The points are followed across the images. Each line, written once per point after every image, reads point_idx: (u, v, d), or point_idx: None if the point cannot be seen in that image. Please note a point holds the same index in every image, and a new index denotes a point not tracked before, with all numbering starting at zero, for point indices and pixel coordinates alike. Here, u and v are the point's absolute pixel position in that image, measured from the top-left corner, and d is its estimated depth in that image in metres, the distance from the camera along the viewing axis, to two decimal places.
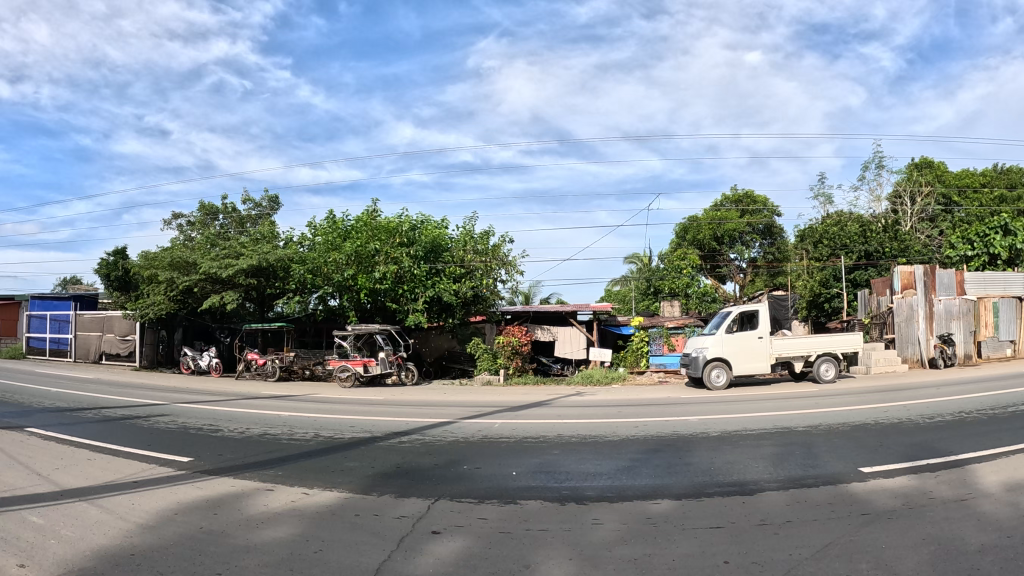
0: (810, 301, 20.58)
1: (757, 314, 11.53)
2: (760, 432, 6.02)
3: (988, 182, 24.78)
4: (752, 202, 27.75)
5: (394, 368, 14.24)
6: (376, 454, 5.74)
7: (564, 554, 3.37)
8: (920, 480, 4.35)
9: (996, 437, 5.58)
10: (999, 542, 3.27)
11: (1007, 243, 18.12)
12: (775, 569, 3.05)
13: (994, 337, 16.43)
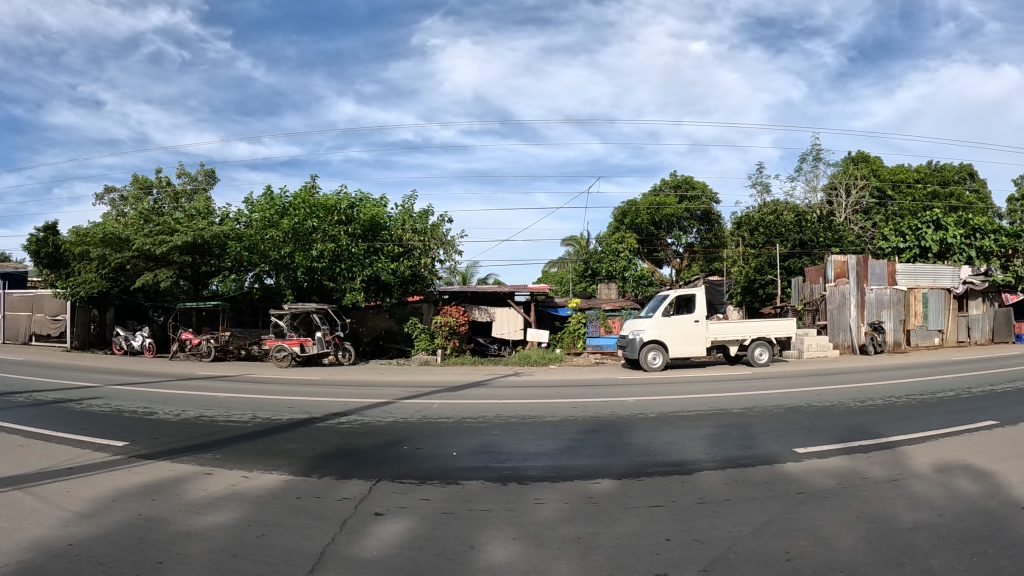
0: (745, 286, 20.99)
1: (694, 298, 11.75)
2: (697, 413, 6.14)
3: (923, 178, 25.55)
4: (690, 187, 28.09)
5: (331, 348, 14.08)
6: (316, 435, 5.68)
7: (508, 533, 3.39)
8: (854, 461, 4.49)
9: (924, 420, 5.80)
10: (933, 521, 3.40)
11: (937, 237, 18.78)
12: (715, 546, 3.12)
13: (922, 327, 17.05)
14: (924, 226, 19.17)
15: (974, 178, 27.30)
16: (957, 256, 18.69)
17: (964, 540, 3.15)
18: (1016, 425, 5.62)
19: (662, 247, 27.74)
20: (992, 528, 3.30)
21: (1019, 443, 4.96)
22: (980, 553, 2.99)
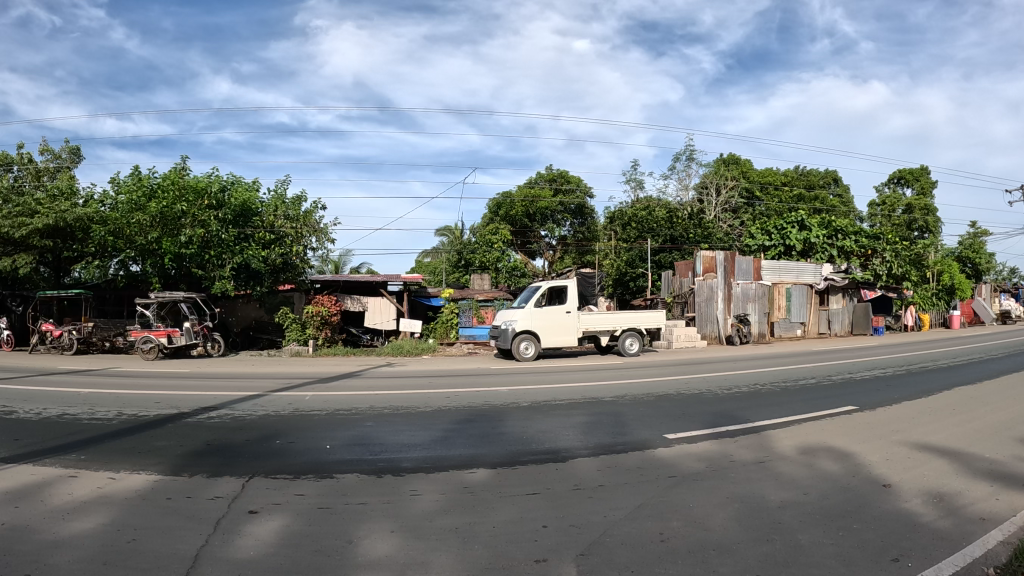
0: (617, 278, 21.78)
1: (565, 290, 11.98)
2: (570, 401, 6.29)
3: (789, 182, 27.17)
4: (565, 180, 28.61)
5: (200, 339, 13.52)
6: (186, 431, 5.45)
7: (387, 526, 3.37)
8: (722, 445, 4.73)
9: (786, 406, 6.17)
10: (799, 499, 3.62)
11: (801, 236, 19.95)
12: (591, 531, 3.21)
13: (785, 319, 18.14)
14: (790, 226, 20.27)
15: (838, 183, 29.34)
16: (819, 254, 19.94)
17: (829, 516, 3.38)
18: (868, 410, 6.07)
19: (535, 239, 28.46)
20: (851, 503, 3.56)
21: (871, 426, 5.36)
22: (844, 527, 3.21)
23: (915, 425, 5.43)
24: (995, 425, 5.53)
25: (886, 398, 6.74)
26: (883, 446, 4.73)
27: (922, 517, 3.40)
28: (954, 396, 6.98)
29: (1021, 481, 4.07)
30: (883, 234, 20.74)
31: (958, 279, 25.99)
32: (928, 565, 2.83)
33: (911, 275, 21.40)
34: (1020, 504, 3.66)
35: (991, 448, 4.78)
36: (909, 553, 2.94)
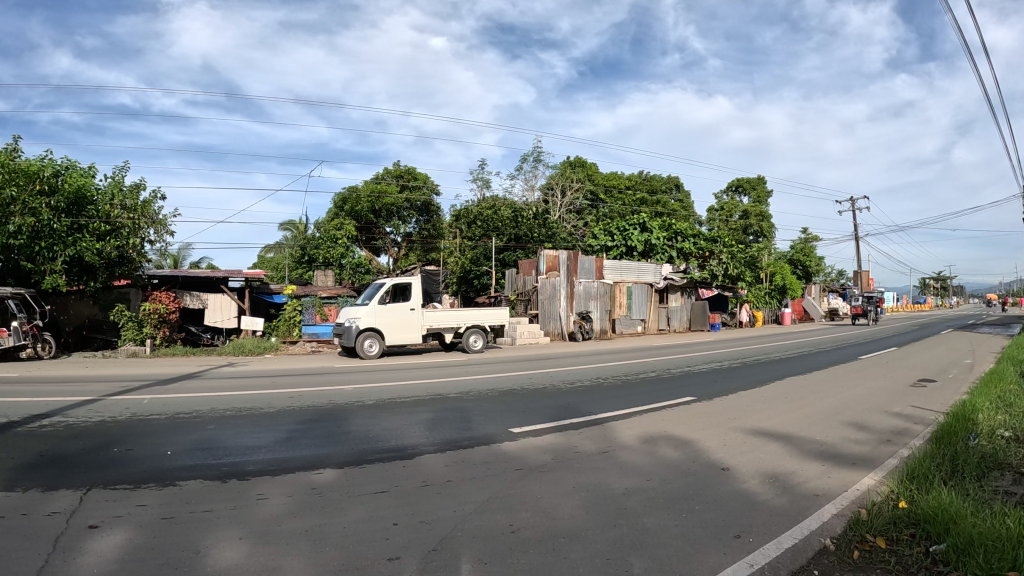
0: (460, 276, 22.01)
1: (409, 287, 12.02)
2: (414, 399, 6.32)
3: (631, 185, 28.83)
4: (412, 177, 28.39)
5: (30, 340, 12.62)
6: (14, 442, 5.06)
7: (235, 533, 3.27)
8: (566, 437, 4.89)
9: (629, 398, 6.47)
10: (644, 485, 3.81)
11: (643, 237, 21.02)
12: (441, 526, 3.25)
13: (627, 316, 19.05)
14: (632, 228, 21.24)
15: (679, 189, 31.12)
16: (659, 255, 21.10)
17: (672, 499, 3.58)
18: (705, 400, 6.48)
19: (380, 236, 28.11)
20: (693, 487, 3.79)
21: (708, 415, 5.71)
22: (687, 509, 3.42)
23: (749, 413, 5.83)
24: (822, 411, 6.03)
25: (722, 389, 7.20)
26: (720, 433, 5.05)
27: (759, 496, 3.67)
28: (782, 386, 7.57)
29: (845, 460, 4.48)
30: (721, 238, 22.63)
31: (789, 280, 28.33)
32: (767, 539, 3.08)
33: (745, 275, 23.01)
34: (844, 480, 4.03)
35: (816, 431, 5.22)
36: (749, 530, 3.18)
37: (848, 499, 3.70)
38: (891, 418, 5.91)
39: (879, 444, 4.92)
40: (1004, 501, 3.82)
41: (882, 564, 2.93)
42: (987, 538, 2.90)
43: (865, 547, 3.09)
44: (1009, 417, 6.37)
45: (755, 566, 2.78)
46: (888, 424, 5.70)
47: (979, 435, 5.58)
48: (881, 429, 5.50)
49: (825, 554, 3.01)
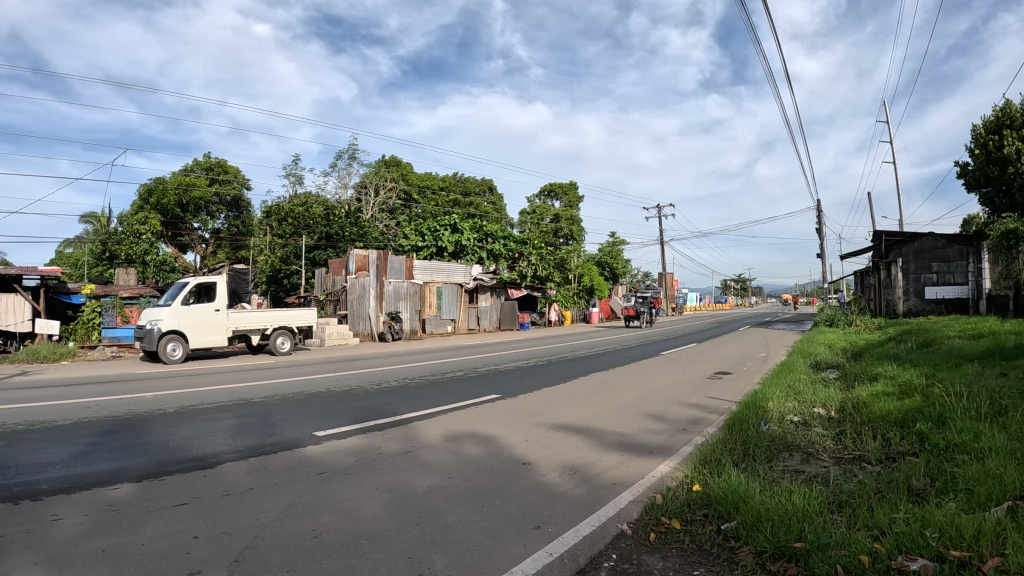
0: (270, 276, 21.63)
1: (214, 287, 11.70)
2: (217, 405, 6.18)
3: (445, 186, 30.80)
4: (223, 171, 27.42)
5: None
6: None
7: (27, 559, 3.03)
8: (370, 438, 5.00)
9: (439, 397, 6.70)
10: (447, 483, 3.97)
11: (454, 239, 21.51)
12: (243, 536, 3.24)
13: (436, 316, 19.40)
14: (443, 229, 21.71)
15: (492, 192, 35.01)
16: (469, 255, 21.79)
17: (474, 495, 3.76)
18: (511, 397, 6.85)
19: (187, 231, 26.95)
20: (494, 482, 3.99)
21: (515, 411, 6.03)
22: (488, 504, 3.61)
23: (553, 408, 6.22)
24: (622, 404, 6.54)
25: (527, 385, 7.62)
26: (525, 428, 5.35)
27: (558, 487, 3.94)
28: (587, 381, 8.10)
29: (642, 449, 4.88)
30: (529, 240, 23.81)
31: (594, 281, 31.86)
32: (565, 529, 3.33)
33: (554, 277, 24.57)
34: (640, 468, 4.41)
35: (615, 423, 5.65)
36: (546, 519, 3.43)
37: (642, 486, 4.05)
38: (687, 409, 6.48)
39: (674, 433, 5.40)
40: (793, 478, 4.37)
41: (676, 543, 3.24)
42: (773, 514, 3.32)
43: (661, 529, 3.40)
44: (796, 403, 7.14)
45: (555, 553, 3.01)
46: (684, 414, 6.26)
47: (769, 420, 6.24)
48: (679, 419, 6.03)
49: (622, 538, 3.31)
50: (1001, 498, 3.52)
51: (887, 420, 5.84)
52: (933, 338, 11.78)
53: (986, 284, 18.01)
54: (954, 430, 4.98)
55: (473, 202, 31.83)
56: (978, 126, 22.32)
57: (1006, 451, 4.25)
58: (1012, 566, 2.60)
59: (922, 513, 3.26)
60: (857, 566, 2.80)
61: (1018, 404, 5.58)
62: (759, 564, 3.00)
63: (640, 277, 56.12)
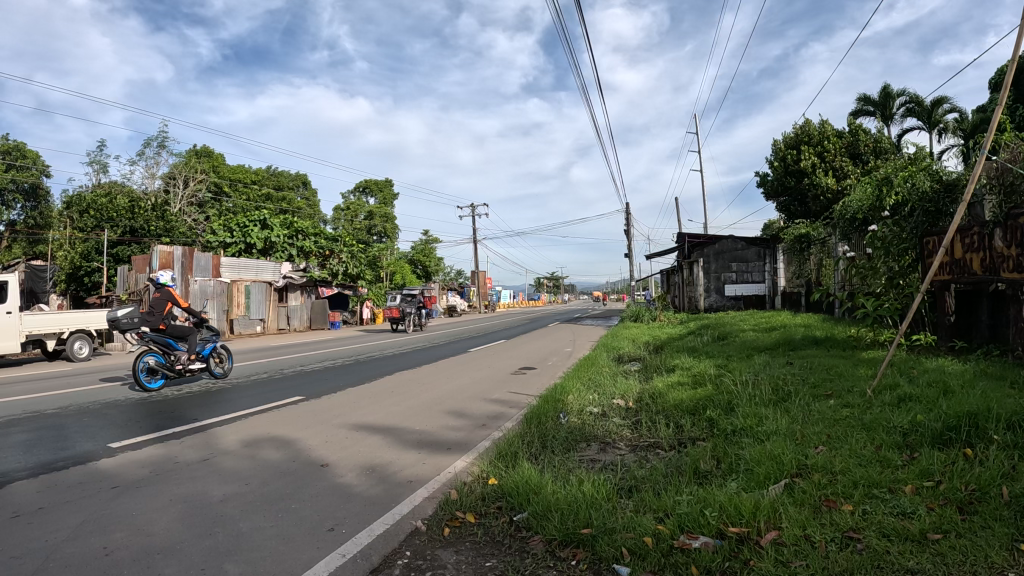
0: (69, 274, 20.80)
1: (7, 286, 10.90)
2: (6, 419, 5.89)
3: (259, 180, 30.64)
4: (22, 155, 24.52)
5: None
6: None
7: None
8: (167, 448, 5.06)
9: (239, 402, 6.89)
10: (242, 490, 4.15)
11: (263, 235, 21.63)
12: (34, 558, 3.14)
13: (245, 316, 18.96)
14: (251, 225, 21.66)
15: (305, 186, 35.23)
16: (279, 252, 21.93)
17: (269, 500, 3.97)
18: (313, 399, 7.15)
19: None
20: (290, 486, 4.24)
21: (316, 414, 6.36)
22: (284, 508, 3.83)
23: (353, 410, 6.60)
24: (421, 403, 7.08)
25: (328, 387, 7.95)
26: (325, 431, 5.69)
27: (354, 488, 4.25)
28: (392, 381, 8.54)
29: (440, 446, 5.34)
30: (341, 238, 24.20)
31: (409, 279, 34.39)
32: (358, 529, 3.59)
33: (364, 275, 25.19)
34: (437, 465, 4.81)
35: (413, 422, 6.13)
36: (340, 521, 3.70)
37: (437, 482, 4.41)
38: (490, 406, 7.08)
39: (472, 430, 5.95)
40: (587, 467, 4.81)
41: (470, 536, 3.53)
42: (562, 504, 3.70)
43: (456, 523, 3.70)
44: (596, 395, 7.76)
45: (347, 554, 3.24)
46: (484, 411, 6.83)
47: (570, 412, 6.80)
48: (478, 416, 6.61)
49: (417, 534, 3.58)
50: (778, 475, 4.00)
51: (679, 409, 6.50)
52: (727, 331, 13.08)
53: (780, 282, 20.02)
54: (740, 415, 5.66)
55: (285, 197, 31.76)
56: (780, 140, 24.51)
57: (785, 433, 4.88)
58: (784, 538, 3.13)
59: (703, 493, 3.73)
60: (641, 546, 3.19)
61: (797, 392, 6.38)
62: (550, 550, 3.34)
63: (453, 277, 57.59)
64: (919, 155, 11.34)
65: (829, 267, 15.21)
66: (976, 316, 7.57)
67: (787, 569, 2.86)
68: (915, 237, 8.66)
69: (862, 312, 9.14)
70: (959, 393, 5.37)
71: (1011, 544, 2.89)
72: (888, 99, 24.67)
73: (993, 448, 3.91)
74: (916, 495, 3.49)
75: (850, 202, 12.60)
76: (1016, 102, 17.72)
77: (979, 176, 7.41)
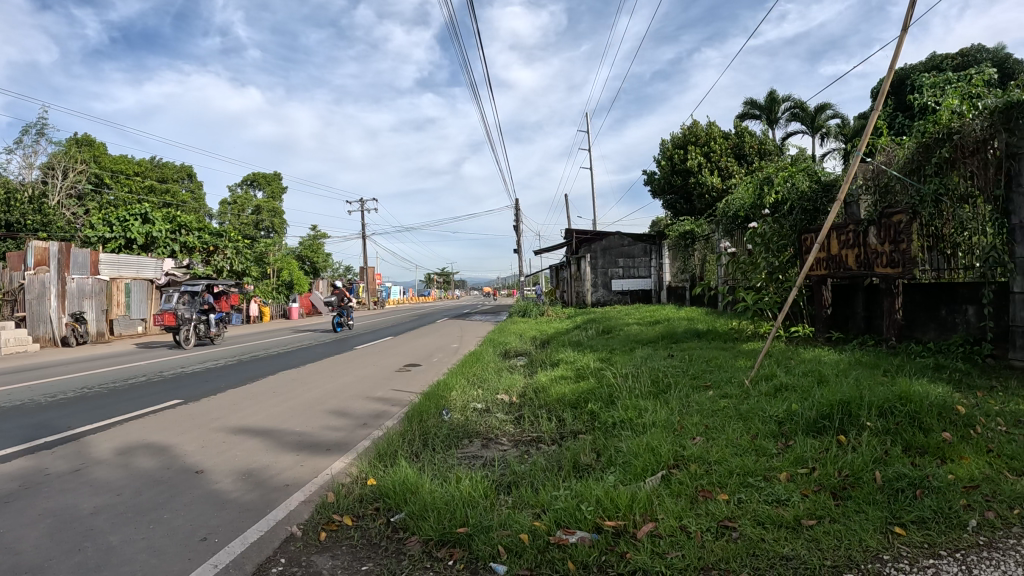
0: None
1: None
2: None
3: (142, 172, 29.26)
4: None
5: None
6: None
7: None
8: (37, 459, 4.86)
9: (114, 408, 6.65)
10: (113, 500, 4.07)
11: (144, 230, 20.05)
12: None
13: (126, 316, 18.28)
14: (132, 218, 20.16)
15: (191, 178, 33.66)
16: (161, 249, 20.66)
17: (140, 511, 3.91)
18: (193, 402, 7.01)
19: None
20: (162, 495, 4.19)
21: (194, 416, 6.26)
22: (155, 519, 3.79)
23: (233, 411, 6.55)
24: (304, 403, 7.09)
25: (210, 388, 7.77)
26: (203, 434, 5.63)
27: (230, 494, 4.25)
28: (275, 381, 8.47)
29: (320, 447, 5.40)
30: (226, 233, 23.43)
31: (296, 276, 33.05)
32: (231, 538, 3.61)
33: (250, 271, 24.63)
34: (316, 466, 4.87)
35: (294, 422, 6.17)
36: (216, 530, 3.70)
37: (313, 485, 4.47)
38: (372, 404, 7.18)
39: (354, 429, 6.02)
40: (469, 464, 4.93)
41: (346, 540, 3.59)
42: (439, 504, 3.80)
43: (333, 527, 3.75)
44: (481, 391, 7.91)
45: (220, 565, 3.26)
46: (367, 410, 6.93)
47: (452, 409, 6.92)
48: (360, 414, 6.68)
49: (292, 540, 3.61)
50: (655, 467, 4.23)
51: (561, 403, 6.73)
52: (612, 325, 13.58)
53: (666, 278, 20.86)
54: (620, 408, 5.93)
55: (169, 190, 30.33)
56: (668, 140, 25.40)
57: (662, 425, 5.16)
58: (661, 530, 3.35)
59: (579, 488, 3.92)
60: (519, 543, 3.35)
61: (676, 383, 6.73)
62: (426, 551, 3.44)
63: (343, 273, 56.70)
64: (795, 158, 12.03)
65: (712, 263, 15.93)
66: (851, 308, 8.39)
67: (662, 560, 3.06)
68: (793, 234, 9.27)
69: (743, 305, 9.71)
70: (831, 382, 5.85)
71: (885, 527, 3.26)
72: (773, 104, 26.01)
73: (865, 434, 4.29)
74: (791, 482, 3.82)
75: (732, 201, 13.28)
76: (894, 110, 19.09)
77: (855, 177, 8.02)
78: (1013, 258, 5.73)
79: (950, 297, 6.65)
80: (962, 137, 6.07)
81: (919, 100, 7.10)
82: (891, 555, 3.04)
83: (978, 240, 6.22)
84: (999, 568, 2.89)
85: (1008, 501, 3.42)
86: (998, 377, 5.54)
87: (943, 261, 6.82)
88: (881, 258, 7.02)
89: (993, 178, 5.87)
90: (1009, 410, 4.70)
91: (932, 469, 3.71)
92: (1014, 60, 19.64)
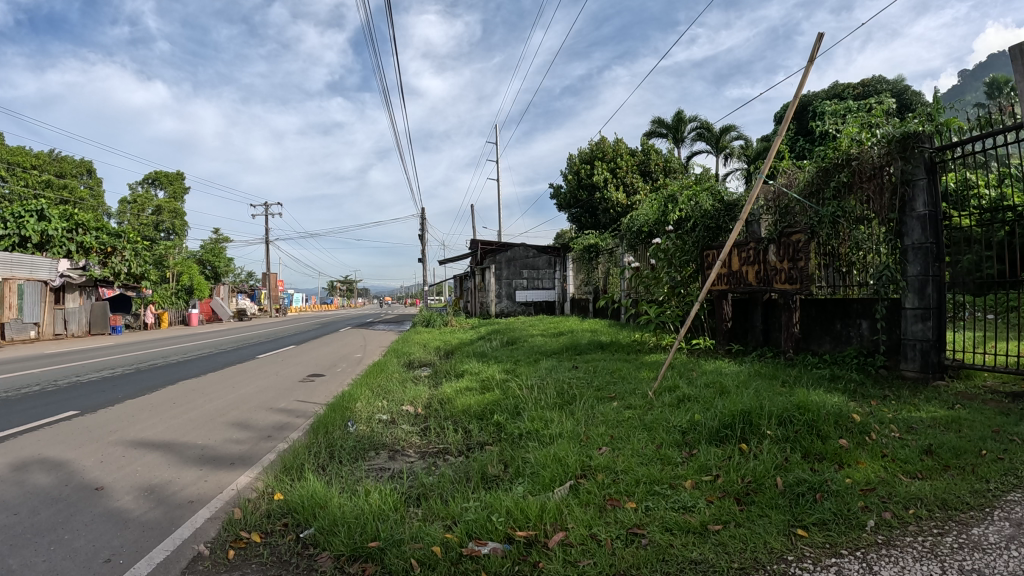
0: None
1: None
2: None
3: (40, 165, 27.49)
4: None
5: None
6: None
7: None
8: None
9: (5, 419, 6.16)
10: (9, 521, 3.74)
11: (40, 228, 18.80)
12: None
13: (18, 319, 17.20)
14: (27, 215, 18.87)
15: (91, 174, 31.66)
16: (57, 248, 19.34)
17: (38, 532, 3.61)
18: (90, 413, 6.55)
19: None
20: (61, 514, 3.88)
21: (89, 430, 5.85)
22: (54, 541, 3.50)
23: (131, 424, 6.15)
24: (207, 415, 6.77)
25: (108, 399, 7.33)
26: (101, 448, 5.27)
27: (132, 512, 3.97)
28: (174, 392, 8.05)
29: (223, 461, 5.13)
30: (125, 234, 22.21)
31: (195, 280, 31.69)
32: (138, 558, 3.37)
33: (149, 275, 23.50)
34: (219, 482, 4.61)
35: (197, 435, 5.86)
36: (121, 551, 3.45)
37: (218, 500, 4.24)
38: (274, 416, 6.91)
39: (256, 442, 5.78)
40: (376, 477, 4.77)
41: (256, 557, 3.40)
42: (350, 518, 3.65)
43: (241, 544, 3.55)
44: (385, 402, 7.73)
45: None
46: (269, 421, 6.66)
47: (358, 420, 6.75)
48: (263, 426, 6.44)
49: (198, 560, 3.39)
50: (564, 477, 4.21)
51: (467, 414, 6.66)
52: (516, 337, 13.64)
53: (569, 289, 21.13)
54: (526, 419, 5.91)
55: (67, 185, 28.63)
56: (576, 156, 25.89)
57: (571, 435, 5.18)
58: (571, 538, 3.31)
59: (488, 501, 3.85)
60: (430, 556, 3.23)
61: (580, 395, 6.74)
62: (339, 567, 3.27)
63: (242, 280, 54.61)
64: (697, 177, 12.41)
65: (616, 276, 16.22)
66: (750, 321, 8.69)
67: (575, 568, 3.02)
68: (695, 250, 9.48)
69: (646, 319, 9.90)
70: (733, 393, 6.00)
71: (788, 529, 3.29)
72: (680, 123, 26.88)
73: (765, 442, 4.41)
74: (696, 489, 3.86)
75: (637, 217, 13.64)
76: (796, 134, 20.23)
77: (757, 198, 8.30)
78: (905, 276, 6.04)
79: (844, 312, 6.97)
80: (860, 162, 6.41)
81: (822, 127, 7.42)
82: (795, 555, 3.05)
83: (873, 259, 6.54)
84: (898, 563, 2.92)
85: (903, 501, 3.50)
86: (889, 387, 5.83)
87: (839, 279, 7.20)
88: (780, 274, 7.31)
89: (887, 201, 6.20)
90: (899, 416, 4.95)
91: (831, 474, 3.79)
92: (910, 92, 21.15)
